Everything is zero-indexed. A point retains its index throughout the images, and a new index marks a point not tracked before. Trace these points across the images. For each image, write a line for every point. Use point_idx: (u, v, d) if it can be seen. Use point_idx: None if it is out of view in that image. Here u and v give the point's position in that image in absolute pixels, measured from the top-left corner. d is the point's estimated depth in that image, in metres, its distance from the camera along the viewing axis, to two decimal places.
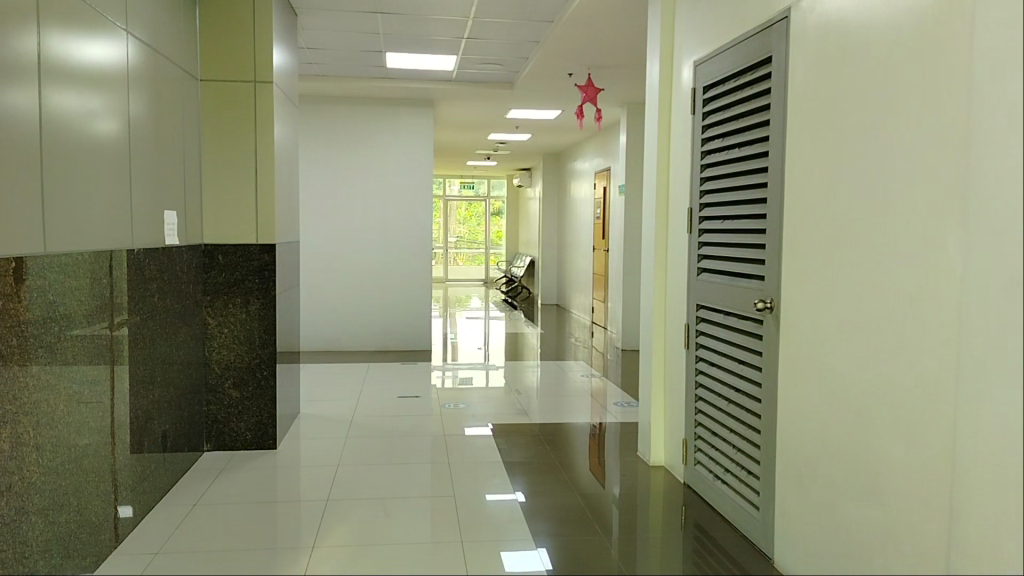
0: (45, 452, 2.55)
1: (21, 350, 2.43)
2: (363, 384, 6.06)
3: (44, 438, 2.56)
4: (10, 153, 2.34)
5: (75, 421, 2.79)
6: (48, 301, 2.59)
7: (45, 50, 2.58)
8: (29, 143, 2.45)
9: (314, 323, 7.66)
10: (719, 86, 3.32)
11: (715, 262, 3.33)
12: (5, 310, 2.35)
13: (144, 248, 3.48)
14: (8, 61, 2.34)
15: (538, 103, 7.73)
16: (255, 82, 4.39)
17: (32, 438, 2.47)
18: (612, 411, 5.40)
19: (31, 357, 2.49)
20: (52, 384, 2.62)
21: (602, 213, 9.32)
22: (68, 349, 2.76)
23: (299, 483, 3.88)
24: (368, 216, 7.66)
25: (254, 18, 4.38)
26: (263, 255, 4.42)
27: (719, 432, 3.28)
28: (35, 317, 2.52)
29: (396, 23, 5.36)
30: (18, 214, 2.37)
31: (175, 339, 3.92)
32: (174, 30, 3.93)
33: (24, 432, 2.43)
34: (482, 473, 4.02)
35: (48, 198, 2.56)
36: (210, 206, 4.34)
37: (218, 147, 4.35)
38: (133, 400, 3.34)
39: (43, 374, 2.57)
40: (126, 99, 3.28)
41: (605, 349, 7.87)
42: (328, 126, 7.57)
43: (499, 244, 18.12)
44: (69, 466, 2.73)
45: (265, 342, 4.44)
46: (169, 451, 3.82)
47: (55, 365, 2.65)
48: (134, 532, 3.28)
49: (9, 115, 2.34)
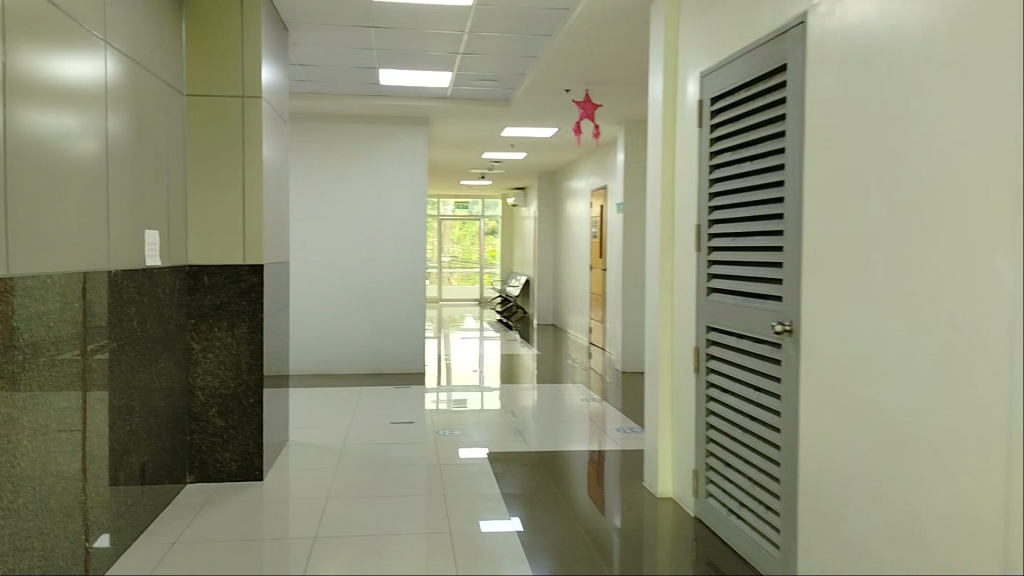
0: None
1: None
2: (354, 409, 5.84)
3: None
4: None
5: (38, 457, 2.59)
6: (8, 328, 2.40)
7: (10, 65, 2.39)
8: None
9: (304, 345, 7.45)
10: (729, 96, 3.16)
11: (727, 282, 3.15)
12: None
13: (123, 270, 3.30)
14: None
15: (535, 121, 7.58)
16: (243, 97, 4.21)
17: None
18: (613, 437, 5.19)
19: None
20: (11, 418, 2.44)
21: (600, 232, 9.16)
22: (33, 380, 2.57)
23: (287, 518, 3.67)
24: (361, 236, 7.47)
25: (241, 30, 4.21)
26: (251, 276, 4.22)
27: (734, 464, 3.09)
28: None
29: (388, 38, 5.20)
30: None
31: (155, 366, 3.71)
32: (158, 43, 3.76)
33: None
34: (480, 506, 3.81)
35: (12, 219, 2.36)
36: (195, 226, 4.15)
37: (204, 165, 4.17)
38: (108, 432, 3.13)
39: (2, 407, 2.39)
40: (103, 116, 3.10)
41: (605, 372, 7.66)
42: (320, 144, 7.40)
43: (494, 264, 17.93)
44: (31, 504, 2.55)
45: (252, 368, 4.23)
46: (148, 484, 3.60)
47: (16, 397, 2.46)
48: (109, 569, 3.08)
49: None
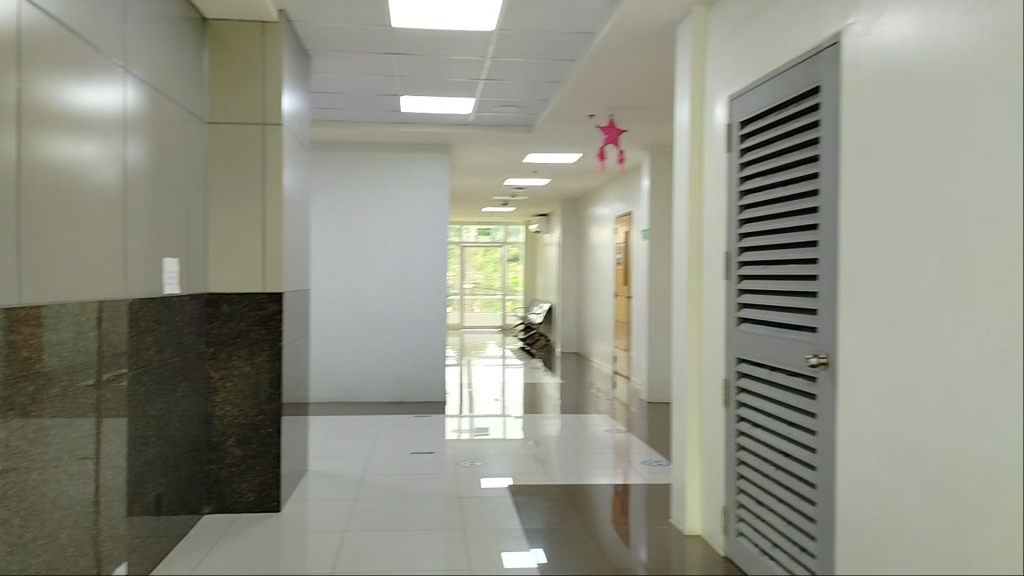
0: None
1: None
2: (374, 439, 5.75)
3: None
4: None
5: (50, 490, 2.53)
6: None
7: (27, 90, 2.32)
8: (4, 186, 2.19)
9: (325, 372, 7.39)
10: (759, 120, 3.08)
11: (758, 312, 3.04)
12: None
13: (140, 298, 3.25)
14: None
15: (558, 147, 7.53)
16: (264, 124, 4.18)
17: None
18: (638, 470, 5.04)
19: None
20: None
21: (624, 259, 9.06)
22: (43, 412, 2.52)
23: (304, 552, 3.57)
24: (383, 263, 7.43)
25: (263, 58, 4.19)
26: (270, 305, 4.16)
27: (767, 502, 2.95)
28: None
29: (411, 65, 5.18)
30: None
31: (173, 395, 3.65)
32: (180, 70, 3.75)
33: None
34: (501, 541, 3.69)
35: (26, 248, 2.29)
36: (216, 253, 4.12)
37: (225, 192, 4.15)
38: (124, 462, 3.07)
39: None
40: (123, 144, 3.06)
41: (629, 401, 7.52)
42: (342, 171, 7.40)
43: (517, 291, 17.85)
44: None
45: (271, 397, 4.16)
46: (164, 516, 3.52)
47: None
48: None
49: None
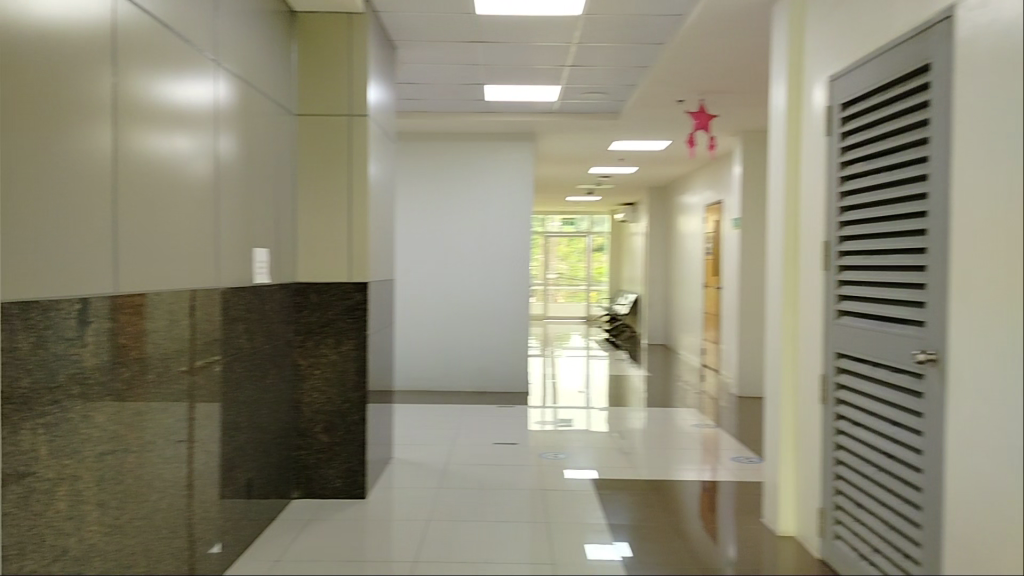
0: (109, 510, 2.28)
1: (84, 397, 2.15)
2: (458, 429, 5.76)
3: (109, 494, 2.29)
4: (83, 192, 2.09)
5: (150, 472, 2.58)
6: (116, 344, 2.34)
7: (125, 85, 2.35)
8: (101, 179, 2.19)
9: (410, 361, 7.47)
10: (862, 101, 2.89)
11: (860, 304, 2.86)
12: (67, 354, 2.07)
13: (231, 287, 3.31)
14: (91, 98, 2.12)
15: (645, 134, 7.36)
16: (350, 115, 4.21)
17: (94, 495, 2.18)
18: (726, 466, 4.88)
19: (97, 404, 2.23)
20: (119, 435, 2.36)
21: (714, 249, 8.81)
22: (142, 397, 2.55)
23: (389, 539, 3.58)
24: (467, 253, 7.45)
25: (349, 49, 4.22)
26: (355, 294, 4.20)
27: (868, 505, 2.78)
28: (100, 363, 2.26)
29: (495, 53, 5.13)
30: (87, 263, 2.11)
31: (263, 382, 3.72)
32: (269, 63, 3.80)
33: (87, 487, 2.15)
34: (586, 535, 3.62)
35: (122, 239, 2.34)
36: (304, 243, 4.19)
37: (313, 183, 4.21)
38: (216, 446, 3.14)
39: (111, 423, 2.31)
40: (214, 137, 3.12)
41: (718, 395, 7.32)
42: (427, 162, 7.44)
43: (602, 281, 17.68)
44: (138, 523, 2.48)
45: (357, 385, 4.20)
46: (254, 500, 3.60)
47: (124, 414, 2.41)
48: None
49: (87, 154, 2.11)
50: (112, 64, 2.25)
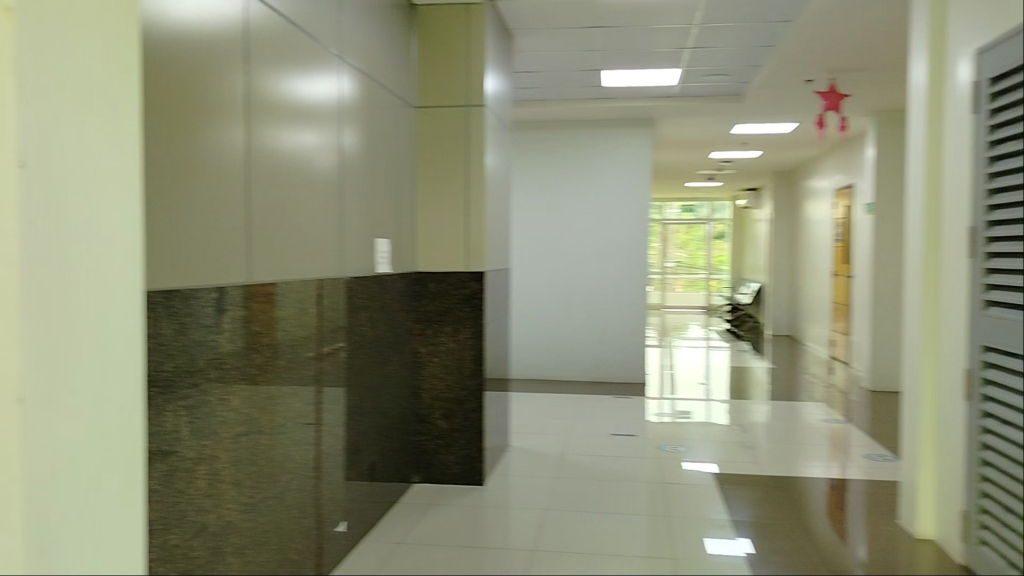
0: (244, 488, 2.39)
1: (221, 381, 2.27)
2: (575, 418, 5.75)
3: (244, 473, 2.40)
4: (218, 187, 2.19)
5: (281, 452, 2.70)
6: (248, 331, 2.45)
7: (255, 81, 2.44)
8: (234, 175, 2.29)
9: (527, 349, 7.52)
10: (1012, 77, 2.65)
11: (1009, 294, 2.64)
12: (205, 340, 2.17)
13: (356, 277, 3.42)
14: (225, 97, 2.22)
15: (771, 116, 7.08)
16: (468, 106, 4.25)
17: (229, 474, 2.30)
18: (857, 464, 4.64)
19: (232, 388, 2.33)
20: (252, 417, 2.47)
21: (844, 235, 8.39)
22: (273, 382, 2.66)
23: (508, 527, 3.61)
24: (584, 241, 7.40)
25: (467, 41, 4.26)
26: (473, 283, 4.24)
27: (1017, 509, 2.56)
28: (234, 349, 2.36)
29: (614, 38, 5.05)
30: (221, 254, 2.22)
31: (385, 369, 3.83)
32: (390, 57, 3.88)
33: (223, 467, 2.26)
34: (705, 530, 3.53)
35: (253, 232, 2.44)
36: (423, 233, 4.27)
37: (432, 174, 4.28)
38: (342, 430, 3.25)
39: (245, 406, 2.43)
40: (339, 131, 3.21)
41: (849, 389, 6.97)
42: (545, 150, 7.45)
43: (722, 270, 17.21)
44: (271, 502, 2.59)
45: (474, 373, 4.25)
46: (377, 483, 3.71)
47: (257, 397, 2.52)
48: (345, 558, 3.22)
49: (221, 150, 2.20)
50: (243, 61, 2.34)
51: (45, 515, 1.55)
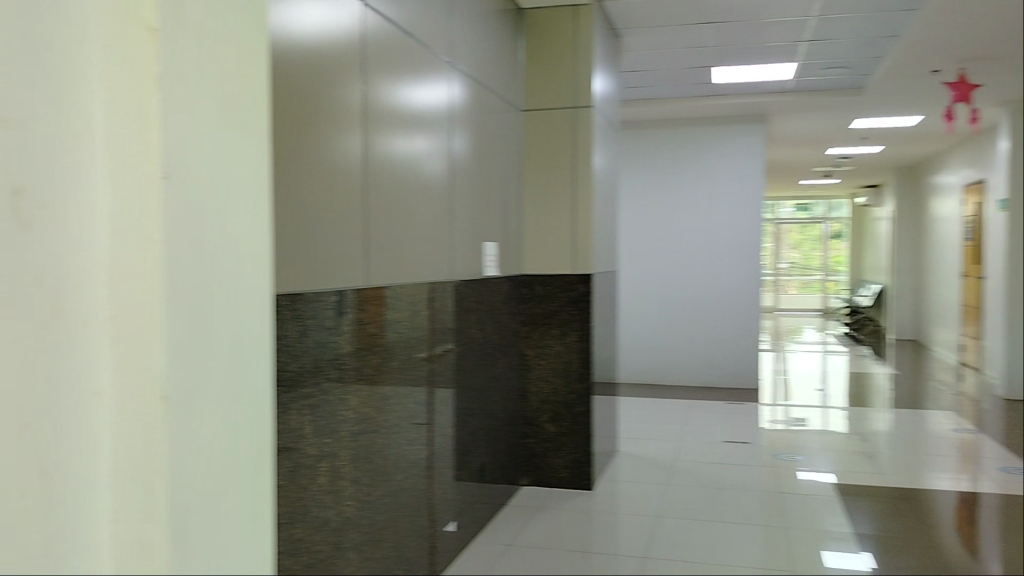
0: (362, 485, 2.46)
1: (340, 380, 2.34)
2: (685, 424, 5.64)
3: (362, 471, 2.47)
4: (339, 193, 2.26)
5: (396, 452, 2.76)
6: (365, 333, 2.52)
7: (370, 93, 2.50)
8: (353, 182, 2.36)
9: (635, 352, 7.44)
10: None
11: None
12: (326, 341, 2.25)
13: (465, 281, 3.47)
14: (345, 106, 2.29)
15: (892, 109, 6.75)
16: (575, 108, 4.24)
17: (348, 471, 2.36)
18: (992, 477, 4.34)
19: (351, 388, 2.41)
20: (369, 417, 2.54)
21: (975, 234, 7.90)
22: (388, 383, 2.72)
23: (617, 532, 3.57)
24: (693, 242, 7.26)
25: (574, 42, 4.25)
26: (580, 286, 4.22)
27: None
28: (351, 349, 2.42)
29: (725, 34, 4.93)
30: (341, 259, 2.28)
31: (493, 371, 3.86)
32: (498, 62, 3.92)
33: (343, 464, 2.33)
34: (825, 542, 3.39)
35: (370, 237, 2.50)
36: (531, 236, 4.29)
37: (539, 177, 4.29)
38: (452, 431, 3.30)
39: (362, 406, 2.49)
40: (450, 137, 3.27)
41: (981, 397, 6.55)
42: (653, 151, 7.36)
43: (839, 271, 16.53)
44: (386, 499, 2.65)
45: (582, 376, 4.23)
46: (486, 484, 3.75)
47: (373, 397, 2.58)
48: (456, 557, 3.26)
49: (341, 159, 2.27)
50: (358, 74, 2.40)
51: (189, 548, 1.34)
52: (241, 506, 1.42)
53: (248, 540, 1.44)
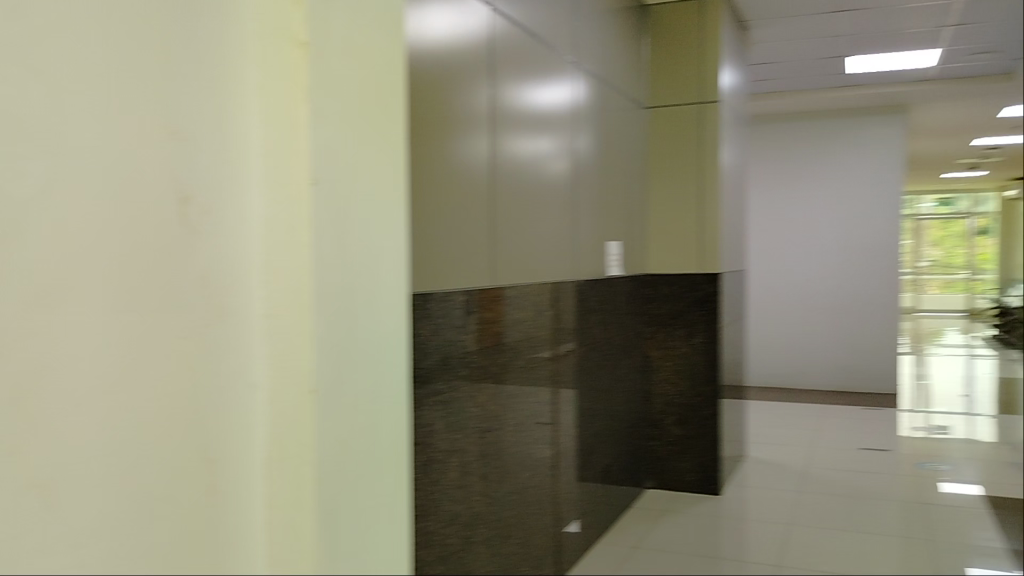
0: (492, 481, 2.51)
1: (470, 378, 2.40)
2: None
3: (491, 467, 2.52)
4: (464, 194, 2.27)
5: (520, 451, 2.78)
6: (495, 333, 2.56)
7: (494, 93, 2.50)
8: (480, 184, 2.37)
9: None
10: None
11: None
12: (456, 341, 2.31)
13: (589, 280, 3.47)
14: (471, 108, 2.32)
15: None
16: (700, 102, 3.97)
17: (478, 468, 2.42)
18: None
19: (480, 385, 2.46)
20: (497, 414, 2.59)
21: None
22: (508, 381, 2.71)
23: (744, 541, 3.49)
24: None
25: (698, 26, 3.96)
26: (707, 285, 4.03)
27: None
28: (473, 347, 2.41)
29: None
30: (466, 260, 2.28)
31: (616, 371, 3.86)
32: (623, 59, 3.90)
33: (473, 460, 2.39)
34: (972, 557, 3.17)
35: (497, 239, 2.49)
36: (655, 238, 4.13)
37: (662, 175, 4.08)
38: (577, 430, 3.32)
39: (491, 403, 2.54)
40: (575, 138, 3.29)
41: None
42: None
43: None
44: (512, 496, 2.69)
45: (708, 380, 3.89)
46: (611, 484, 3.74)
47: (501, 395, 2.63)
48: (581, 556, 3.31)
49: (467, 160, 2.29)
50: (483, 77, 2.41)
51: (336, 530, 1.46)
52: (379, 488, 1.55)
53: (381, 525, 1.57)
